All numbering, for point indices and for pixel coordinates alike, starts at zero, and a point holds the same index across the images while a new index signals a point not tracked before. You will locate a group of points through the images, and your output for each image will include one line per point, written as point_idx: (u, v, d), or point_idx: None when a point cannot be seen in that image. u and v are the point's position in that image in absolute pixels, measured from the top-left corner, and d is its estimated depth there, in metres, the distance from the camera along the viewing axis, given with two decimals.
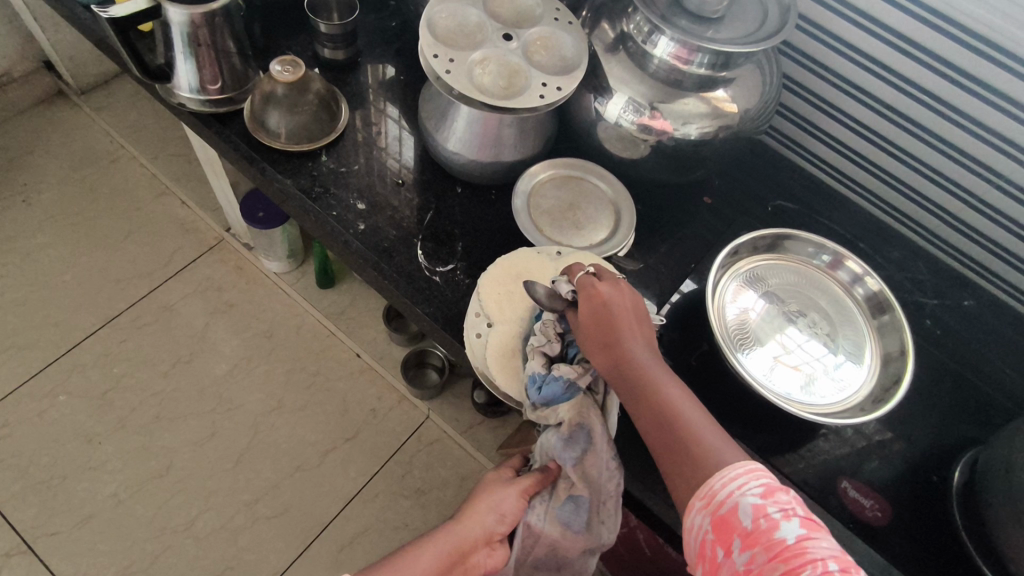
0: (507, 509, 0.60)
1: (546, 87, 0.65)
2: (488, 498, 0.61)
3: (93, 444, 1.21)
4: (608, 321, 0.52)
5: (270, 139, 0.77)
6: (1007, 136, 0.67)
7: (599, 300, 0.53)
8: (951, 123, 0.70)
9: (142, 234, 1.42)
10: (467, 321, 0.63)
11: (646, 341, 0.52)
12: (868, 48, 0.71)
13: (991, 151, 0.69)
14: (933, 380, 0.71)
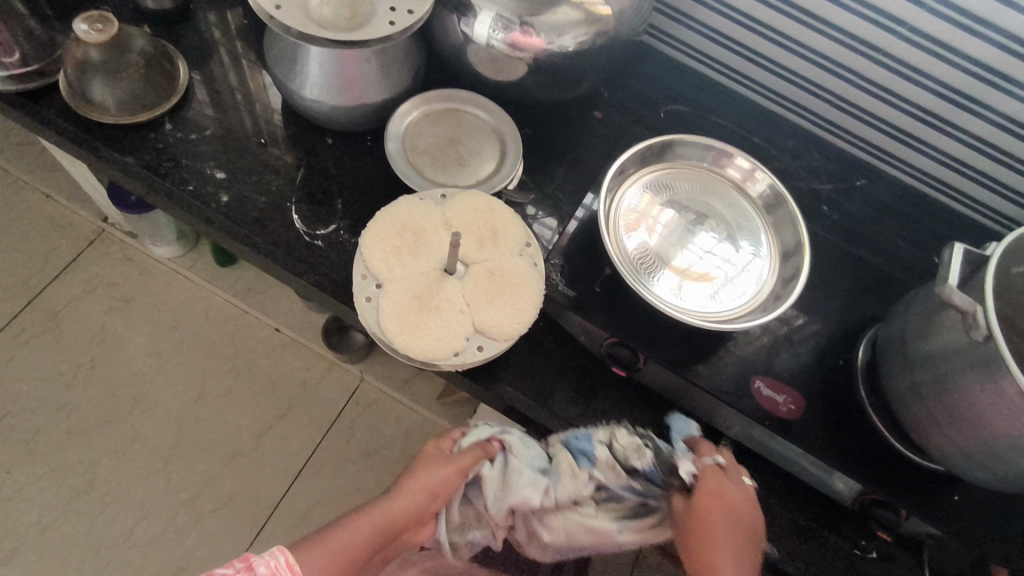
0: (441, 485, 0.57)
1: (396, 12, 0.58)
2: (418, 480, 0.57)
3: (0, 475, 1.11)
4: (706, 500, 0.53)
5: (97, 113, 0.67)
6: (890, 12, 0.65)
7: (715, 484, 0.54)
8: (834, 4, 0.67)
9: (3, 238, 1.26)
10: (354, 285, 0.58)
11: (733, 516, 0.52)
12: None
13: (876, 30, 0.67)
14: (836, 264, 0.71)
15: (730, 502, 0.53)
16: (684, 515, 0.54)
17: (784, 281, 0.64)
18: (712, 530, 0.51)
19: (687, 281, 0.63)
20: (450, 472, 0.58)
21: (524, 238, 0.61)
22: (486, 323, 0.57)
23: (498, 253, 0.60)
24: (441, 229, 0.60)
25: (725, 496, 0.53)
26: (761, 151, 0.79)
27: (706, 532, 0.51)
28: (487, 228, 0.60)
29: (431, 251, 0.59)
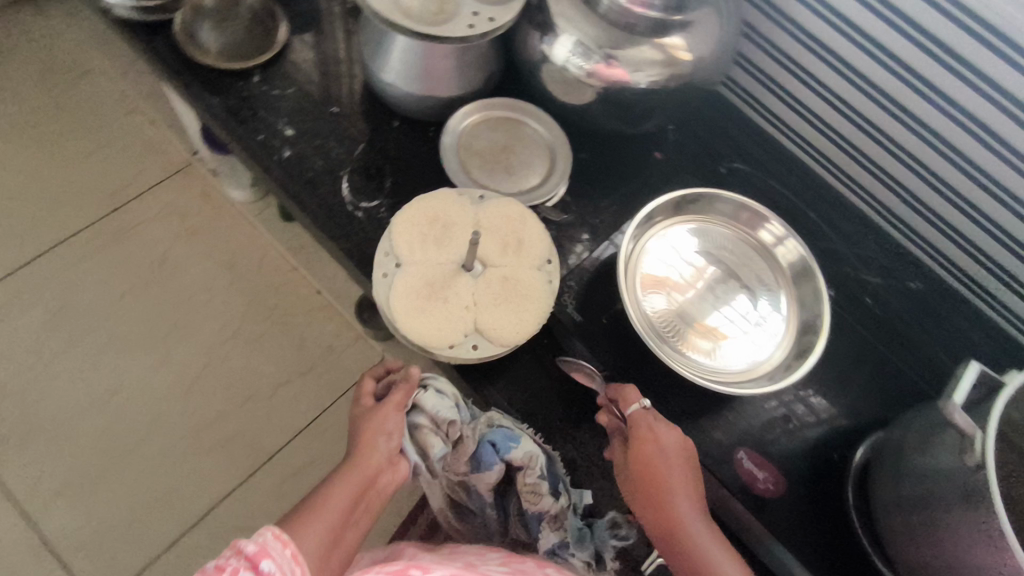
0: (393, 426, 0.60)
1: (478, 17, 0.60)
2: (366, 430, 0.59)
3: (46, 359, 1.21)
4: (654, 463, 0.54)
5: (199, 53, 0.74)
6: (970, 110, 0.62)
7: (655, 443, 0.55)
8: (915, 93, 0.65)
9: (107, 151, 1.38)
10: (375, 260, 0.60)
11: (680, 466, 0.54)
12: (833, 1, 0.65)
13: (956, 128, 0.64)
14: (852, 361, 0.70)
15: (675, 456, 0.55)
16: (636, 483, 0.55)
17: (796, 355, 0.62)
18: (659, 487, 0.53)
19: (697, 336, 0.63)
20: (397, 416, 0.61)
21: (546, 254, 0.62)
22: (487, 324, 0.58)
23: (516, 261, 0.61)
24: (469, 227, 0.62)
25: (661, 443, 0.55)
26: (813, 228, 0.77)
27: (657, 484, 0.53)
28: (512, 235, 0.62)
29: (453, 245, 0.61)
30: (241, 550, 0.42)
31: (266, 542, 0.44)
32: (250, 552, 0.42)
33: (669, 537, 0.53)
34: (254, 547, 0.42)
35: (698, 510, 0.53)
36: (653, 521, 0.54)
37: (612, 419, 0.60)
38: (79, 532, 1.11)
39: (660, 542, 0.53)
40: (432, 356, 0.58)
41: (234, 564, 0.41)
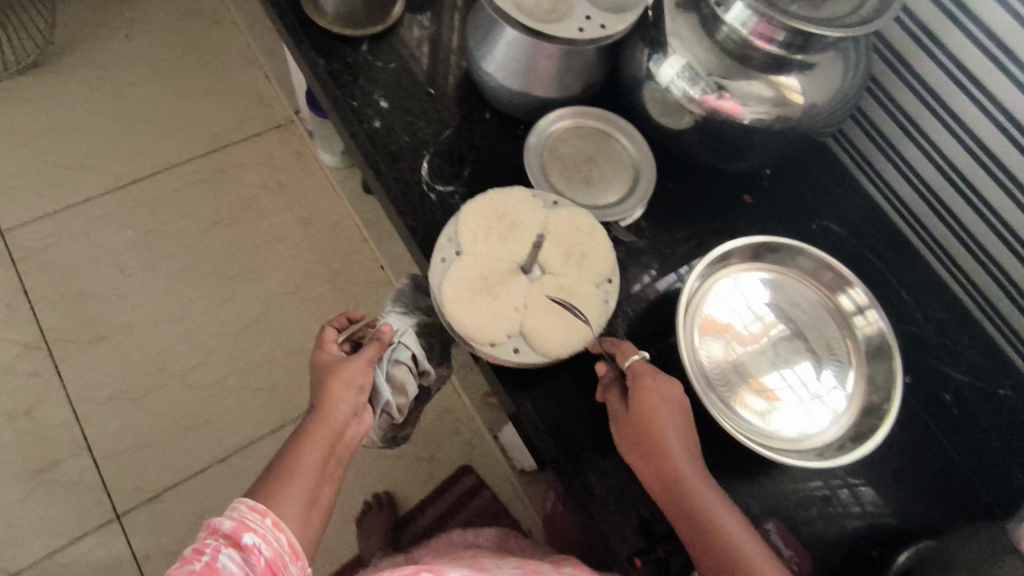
0: (361, 378, 0.60)
1: (590, 22, 0.59)
2: (332, 384, 0.58)
3: (124, 275, 1.29)
4: (656, 415, 0.54)
5: (316, 15, 0.76)
6: None
7: (656, 394, 0.54)
8: None
9: (220, 96, 1.46)
10: (437, 244, 0.60)
11: (679, 418, 0.55)
12: (968, 63, 0.61)
13: None
14: (915, 461, 0.64)
15: (673, 407, 0.55)
16: (634, 435, 0.55)
17: (854, 436, 0.58)
18: (660, 440, 0.53)
19: (750, 393, 0.60)
20: (361, 370, 0.60)
21: (608, 273, 0.60)
22: (534, 332, 0.57)
23: (576, 274, 0.60)
24: (536, 230, 0.61)
25: (662, 393, 0.55)
26: (900, 308, 0.72)
27: (657, 434, 0.53)
28: (577, 247, 0.60)
29: (516, 246, 0.60)
30: (219, 529, 0.48)
31: (242, 516, 0.49)
32: (228, 530, 0.48)
33: (669, 487, 0.53)
34: (230, 526, 0.48)
35: (695, 456, 0.54)
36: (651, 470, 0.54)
37: (607, 371, 0.60)
38: (115, 441, 1.17)
39: (658, 492, 0.54)
40: (473, 351, 0.57)
41: (211, 545, 0.47)
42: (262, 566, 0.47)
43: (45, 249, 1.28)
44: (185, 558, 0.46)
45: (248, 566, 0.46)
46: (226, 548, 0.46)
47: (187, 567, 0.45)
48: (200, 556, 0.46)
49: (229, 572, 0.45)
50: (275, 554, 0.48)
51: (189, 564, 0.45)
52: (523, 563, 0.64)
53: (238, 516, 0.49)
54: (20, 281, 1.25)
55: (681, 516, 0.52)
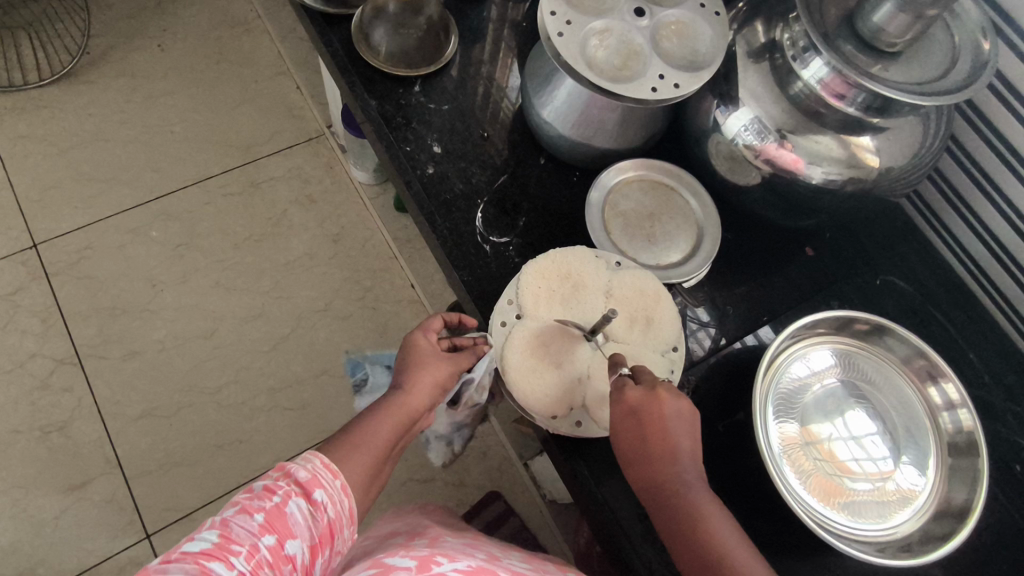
0: (445, 382, 0.57)
1: (662, 81, 0.57)
2: (416, 380, 0.55)
3: (155, 289, 1.23)
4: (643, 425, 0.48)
5: (369, 55, 0.74)
6: None
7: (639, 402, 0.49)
8: None
9: (252, 106, 1.41)
10: (497, 306, 0.59)
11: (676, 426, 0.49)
12: None
13: None
14: (988, 543, 0.61)
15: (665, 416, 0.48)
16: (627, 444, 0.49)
17: (923, 537, 0.57)
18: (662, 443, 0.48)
19: (813, 448, 0.60)
20: (444, 374, 0.57)
21: (674, 340, 0.58)
22: (600, 406, 0.55)
23: (642, 341, 0.58)
24: (601, 295, 0.59)
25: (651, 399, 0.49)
26: (970, 371, 0.69)
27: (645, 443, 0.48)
28: (643, 312, 0.58)
29: (580, 312, 0.59)
30: (292, 475, 0.45)
31: (316, 469, 0.46)
32: (301, 480, 0.45)
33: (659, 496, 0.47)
34: (305, 475, 0.46)
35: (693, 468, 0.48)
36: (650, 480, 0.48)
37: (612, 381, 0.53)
38: (147, 459, 1.12)
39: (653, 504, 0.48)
40: (533, 419, 0.56)
41: (283, 487, 0.44)
42: (322, 525, 0.44)
43: (80, 260, 1.24)
44: (254, 492, 0.44)
45: (311, 523, 0.44)
46: (296, 497, 0.44)
47: (258, 503, 0.42)
48: (272, 495, 0.43)
49: (296, 524, 0.43)
50: (337, 518, 0.46)
51: (262, 500, 0.43)
52: (530, 558, 0.59)
53: (313, 468, 0.46)
54: (54, 294, 1.21)
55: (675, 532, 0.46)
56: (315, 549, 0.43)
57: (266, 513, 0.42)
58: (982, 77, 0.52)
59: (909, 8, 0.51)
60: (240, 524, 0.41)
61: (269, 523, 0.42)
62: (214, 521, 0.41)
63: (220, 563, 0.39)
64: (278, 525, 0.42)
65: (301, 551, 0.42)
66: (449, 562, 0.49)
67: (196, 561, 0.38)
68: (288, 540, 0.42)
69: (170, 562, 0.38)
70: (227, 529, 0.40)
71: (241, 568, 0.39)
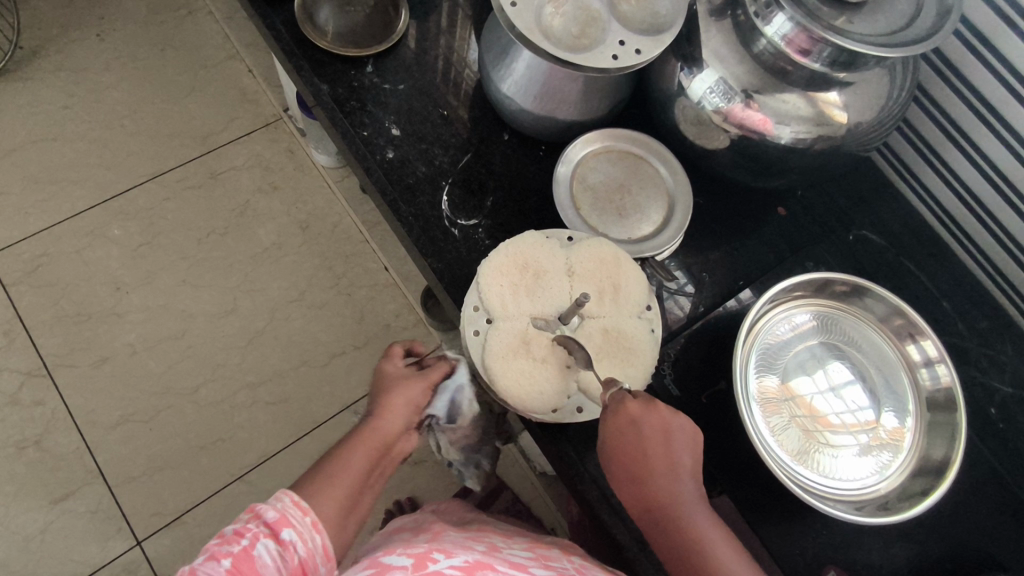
0: (420, 398, 0.56)
1: (623, 48, 0.54)
2: (387, 401, 0.55)
3: (120, 292, 1.19)
4: (638, 444, 0.48)
5: (316, 35, 0.71)
6: None
7: (630, 419, 0.48)
8: None
9: (203, 93, 1.34)
10: (465, 316, 0.57)
11: (675, 441, 0.49)
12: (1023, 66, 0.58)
13: None
14: (969, 485, 0.62)
15: (664, 433, 0.48)
16: (622, 460, 0.49)
17: (901, 495, 0.58)
18: (664, 461, 0.48)
19: (794, 404, 0.61)
20: (418, 389, 0.56)
21: (646, 300, 0.58)
22: (591, 385, 0.55)
23: (615, 311, 0.57)
24: (563, 275, 0.58)
25: (647, 416, 0.48)
26: (943, 319, 0.70)
27: (639, 461, 0.48)
28: (609, 282, 0.57)
29: (549, 293, 0.57)
30: (261, 516, 0.44)
31: (284, 507, 0.45)
32: (270, 520, 0.44)
33: (650, 511, 0.49)
34: (273, 515, 0.44)
35: (688, 478, 0.49)
36: (642, 499, 0.49)
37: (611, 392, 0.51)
38: (129, 465, 1.09)
39: (643, 516, 0.50)
40: (534, 417, 0.55)
41: (252, 530, 0.43)
42: (294, 566, 0.43)
43: (37, 268, 1.19)
44: (221, 539, 0.42)
45: (281, 563, 0.42)
46: (265, 538, 0.43)
47: (226, 548, 0.41)
48: (239, 539, 0.42)
49: (264, 566, 0.41)
50: (309, 557, 0.44)
51: (229, 545, 0.42)
52: (533, 545, 0.58)
53: (282, 506, 0.45)
54: (14, 306, 1.16)
55: (673, 553, 0.48)
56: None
57: (234, 556, 0.41)
58: (948, 24, 0.51)
59: None
60: (207, 570, 0.40)
61: (235, 567, 0.40)
62: (180, 572, 0.40)
63: None
64: (245, 568, 0.41)
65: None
66: (445, 558, 0.48)
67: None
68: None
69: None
70: (193, 574, 0.39)
71: None
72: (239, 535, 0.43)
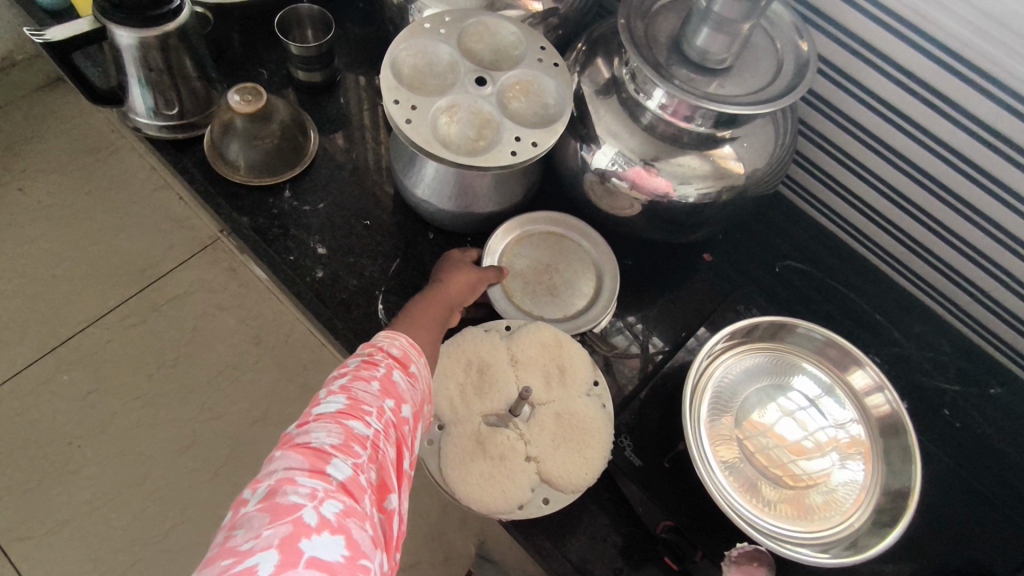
0: None
1: (520, 142, 0.57)
2: (452, 274, 0.58)
3: (70, 448, 1.12)
4: None
5: (228, 171, 0.72)
6: (1016, 190, 0.60)
7: None
8: (963, 175, 0.63)
9: (135, 227, 1.30)
10: None
11: None
12: (887, 94, 0.63)
13: (1001, 208, 0.62)
14: (946, 492, 0.64)
15: None
16: None
17: (874, 524, 0.58)
18: None
19: (755, 448, 0.61)
20: (472, 276, 0.59)
21: (592, 375, 0.59)
22: (554, 474, 0.54)
23: (563, 393, 0.58)
24: (507, 366, 0.58)
25: None
26: (881, 331, 0.73)
27: None
28: (553, 365, 0.58)
29: (496, 387, 0.57)
30: (386, 350, 0.48)
31: (405, 346, 0.50)
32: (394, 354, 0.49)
33: None
34: (398, 351, 0.49)
35: None
36: None
37: None
38: None
39: None
40: (503, 518, 0.54)
41: (384, 361, 0.47)
42: (421, 392, 0.48)
43: None
44: (356, 366, 0.47)
45: (413, 389, 0.48)
46: (397, 368, 0.47)
47: (369, 373, 0.45)
48: (377, 366, 0.46)
49: (403, 390, 0.46)
50: (426, 391, 0.49)
51: (370, 370, 0.46)
52: None
53: (405, 344, 0.49)
54: None
55: None
56: (418, 414, 0.47)
57: (380, 381, 0.45)
58: (807, 73, 0.55)
59: (723, 28, 0.54)
60: (362, 389, 0.44)
61: (385, 389, 0.45)
62: (333, 389, 0.44)
63: (359, 421, 0.42)
64: (392, 391, 0.45)
65: (412, 413, 0.46)
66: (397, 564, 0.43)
67: (335, 419, 0.41)
68: (403, 403, 0.46)
69: (309, 423, 0.41)
70: (352, 393, 0.43)
71: (378, 427, 0.43)
72: (373, 363, 0.47)
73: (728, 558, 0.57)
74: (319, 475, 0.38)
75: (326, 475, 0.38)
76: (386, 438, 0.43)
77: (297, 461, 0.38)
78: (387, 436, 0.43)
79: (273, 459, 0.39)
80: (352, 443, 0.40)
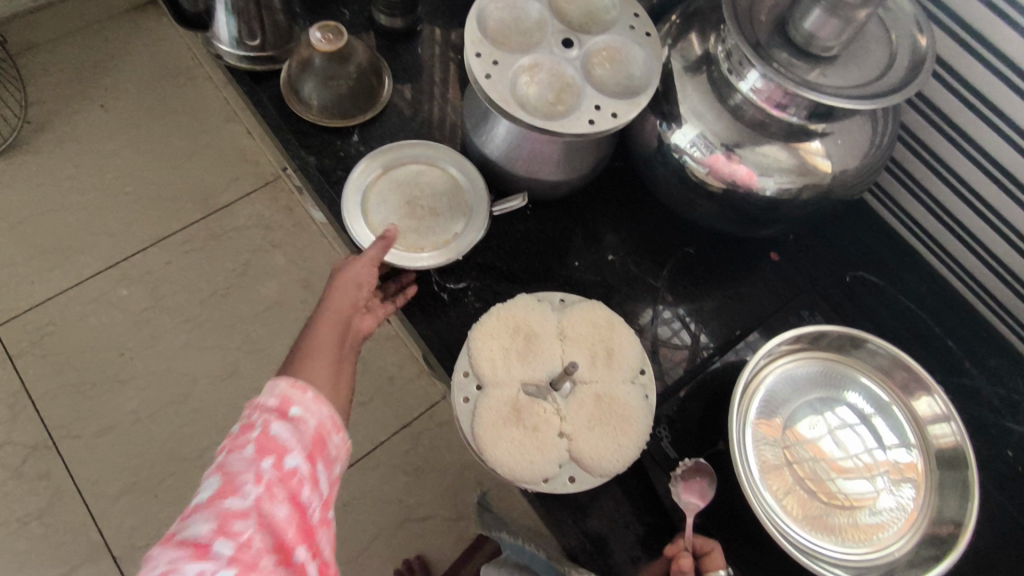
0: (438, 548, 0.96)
1: (599, 112, 0.55)
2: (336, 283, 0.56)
3: (124, 359, 1.17)
4: None
5: (302, 109, 0.72)
6: None
7: None
8: None
9: (203, 155, 1.33)
10: (454, 381, 0.56)
11: None
12: (1003, 104, 0.58)
13: None
14: (992, 536, 0.60)
15: None
16: None
17: (910, 560, 0.55)
18: None
19: (796, 462, 0.59)
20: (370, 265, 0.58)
21: (639, 363, 0.58)
22: (586, 454, 0.53)
23: (608, 376, 0.57)
24: (554, 339, 0.57)
25: None
26: (950, 358, 0.68)
27: None
28: (602, 345, 0.57)
29: (540, 357, 0.57)
30: (263, 404, 0.46)
31: (284, 390, 0.47)
32: (273, 405, 0.47)
33: None
34: (275, 402, 0.46)
35: None
36: None
37: None
38: (135, 535, 1.06)
39: None
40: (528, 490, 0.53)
41: (259, 418, 0.45)
42: (312, 433, 0.46)
43: (42, 337, 1.16)
44: (235, 432, 0.45)
45: (298, 435, 0.45)
46: (275, 420, 0.45)
47: (243, 439, 0.44)
48: (252, 428, 0.45)
49: (286, 441, 0.44)
50: (321, 424, 0.47)
51: (244, 434, 0.44)
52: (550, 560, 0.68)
53: (281, 390, 0.47)
54: (20, 377, 1.13)
55: None
56: (312, 457, 0.45)
57: (254, 442, 0.44)
58: (922, 70, 0.50)
59: (836, 12, 0.50)
60: (235, 460, 0.43)
61: (260, 449, 0.43)
62: (212, 467, 0.43)
63: (233, 495, 0.41)
64: (269, 447, 0.44)
65: (302, 460, 0.44)
66: None
67: (208, 504, 0.41)
68: (285, 456, 0.44)
69: (188, 513, 0.41)
70: (225, 469, 0.42)
71: (254, 495, 0.41)
72: (250, 425, 0.45)
73: (676, 474, 0.57)
74: (196, 569, 0.38)
75: (208, 563, 0.38)
76: (271, 500, 0.42)
77: (176, 558, 0.39)
78: (270, 498, 0.42)
79: (155, 559, 0.40)
80: (226, 525, 0.40)
